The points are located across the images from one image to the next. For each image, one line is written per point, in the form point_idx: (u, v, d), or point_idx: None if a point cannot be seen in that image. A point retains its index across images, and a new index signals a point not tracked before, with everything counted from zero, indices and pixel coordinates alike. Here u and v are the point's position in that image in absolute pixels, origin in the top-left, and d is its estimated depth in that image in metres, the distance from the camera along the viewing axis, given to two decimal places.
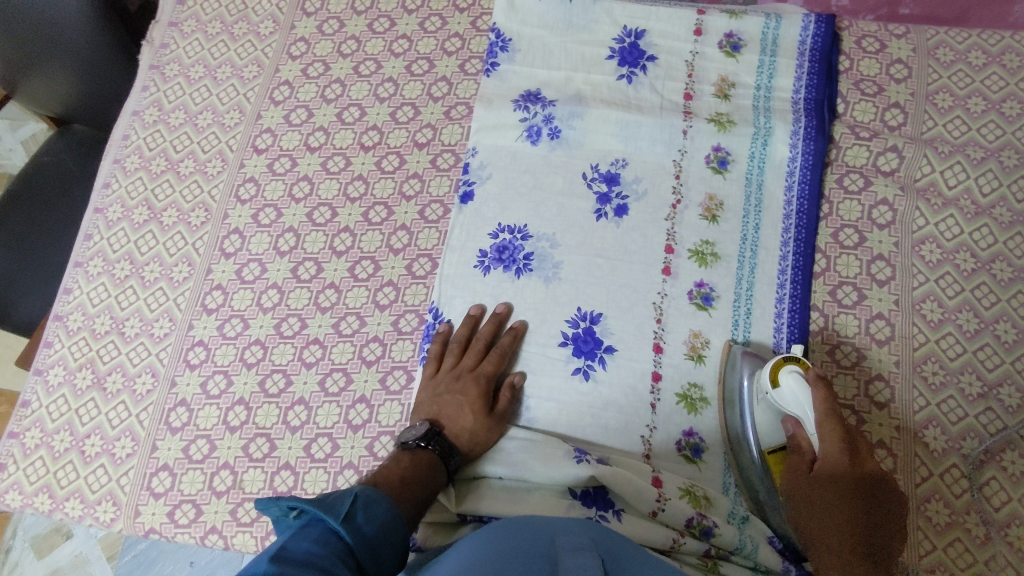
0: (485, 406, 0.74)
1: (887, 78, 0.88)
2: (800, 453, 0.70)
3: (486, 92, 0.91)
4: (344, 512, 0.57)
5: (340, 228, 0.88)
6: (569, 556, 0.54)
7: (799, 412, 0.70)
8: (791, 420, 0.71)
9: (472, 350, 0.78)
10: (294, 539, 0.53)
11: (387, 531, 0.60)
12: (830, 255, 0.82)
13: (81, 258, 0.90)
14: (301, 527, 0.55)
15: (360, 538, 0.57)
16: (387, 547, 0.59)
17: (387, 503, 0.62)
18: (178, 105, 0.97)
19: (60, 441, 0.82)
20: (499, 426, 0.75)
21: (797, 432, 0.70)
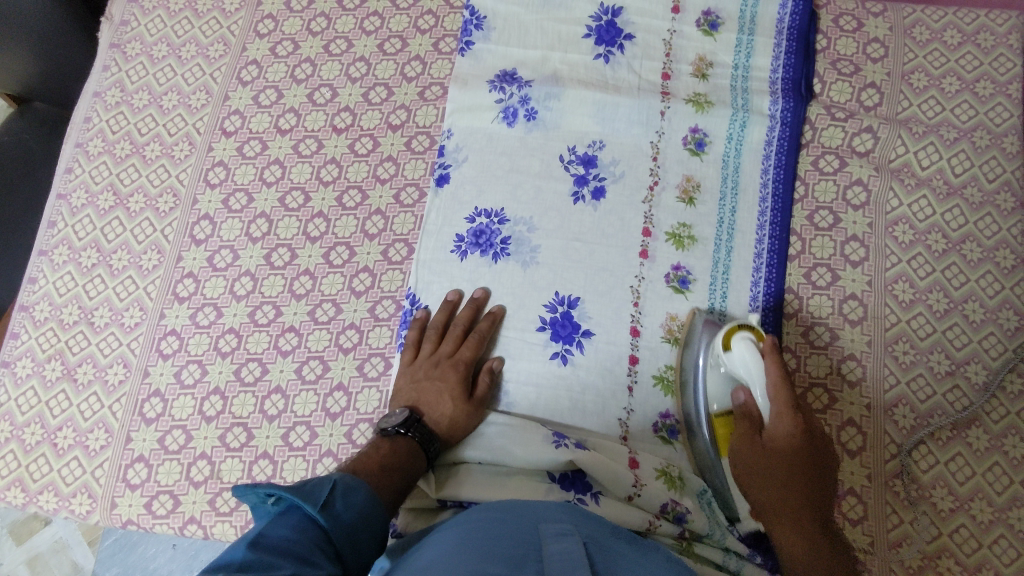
0: (463, 392, 0.74)
1: (863, 57, 0.88)
2: (751, 419, 0.71)
3: (460, 72, 0.89)
4: (322, 499, 0.57)
5: (314, 213, 0.86)
6: (553, 540, 0.55)
7: (745, 371, 0.70)
8: (742, 389, 0.72)
9: (450, 337, 0.77)
10: (271, 526, 0.53)
11: (366, 518, 0.59)
12: (806, 237, 0.82)
13: (46, 246, 0.87)
14: (279, 514, 0.55)
15: (338, 525, 0.57)
16: (365, 533, 0.58)
17: (367, 489, 0.61)
18: (141, 85, 0.93)
19: (31, 434, 0.80)
20: (477, 413, 0.75)
21: (749, 401, 0.71)
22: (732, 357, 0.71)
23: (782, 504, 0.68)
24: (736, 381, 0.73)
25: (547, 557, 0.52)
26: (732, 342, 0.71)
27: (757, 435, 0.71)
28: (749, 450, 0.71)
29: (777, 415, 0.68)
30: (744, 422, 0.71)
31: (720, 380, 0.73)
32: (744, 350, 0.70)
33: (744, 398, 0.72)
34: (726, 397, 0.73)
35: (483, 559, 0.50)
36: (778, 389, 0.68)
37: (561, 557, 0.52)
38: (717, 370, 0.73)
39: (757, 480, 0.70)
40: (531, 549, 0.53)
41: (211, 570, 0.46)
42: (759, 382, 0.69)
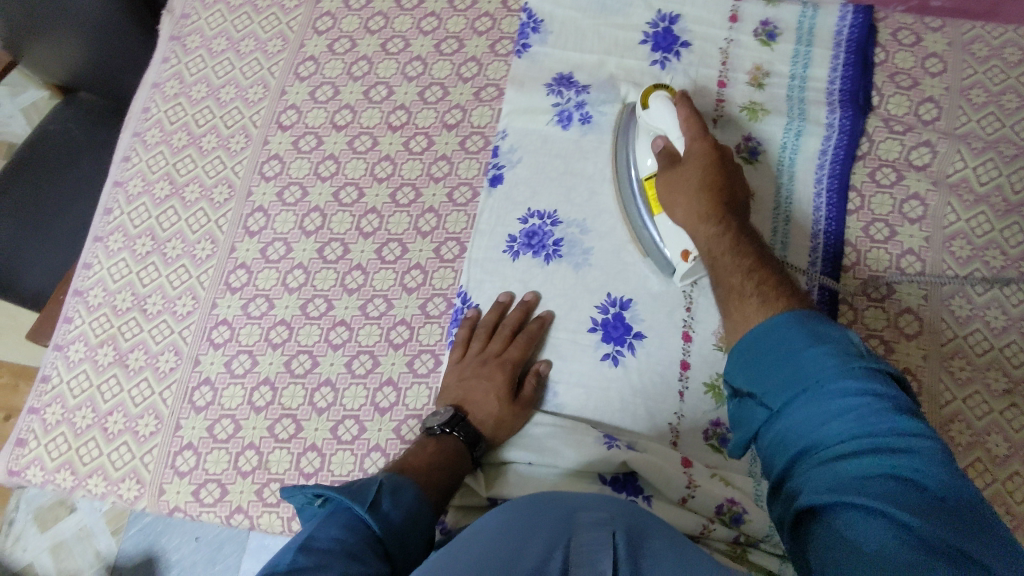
0: (509, 392, 0.74)
1: (922, 72, 0.88)
2: (672, 158, 0.73)
3: (516, 74, 0.90)
4: (368, 500, 0.57)
5: (367, 209, 0.86)
6: (586, 531, 0.50)
7: (664, 126, 0.74)
8: (660, 137, 0.74)
9: (499, 337, 0.77)
10: (322, 526, 0.53)
11: (414, 517, 0.59)
12: (861, 249, 0.82)
13: (101, 233, 0.88)
14: (328, 514, 0.55)
15: (388, 525, 0.57)
16: (415, 532, 0.59)
17: (415, 489, 0.62)
18: (200, 78, 0.95)
19: (82, 417, 0.81)
20: (520, 413, 0.74)
21: (667, 146, 0.74)
22: (652, 112, 0.75)
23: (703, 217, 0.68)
24: (654, 135, 0.76)
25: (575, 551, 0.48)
26: (648, 102, 0.76)
27: (678, 163, 0.72)
28: (664, 186, 0.72)
29: (690, 139, 0.71)
30: (666, 160, 0.73)
31: (645, 142, 0.77)
32: (660, 105, 0.74)
33: (663, 143, 0.74)
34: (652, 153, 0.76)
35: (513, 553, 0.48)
36: (690, 120, 0.71)
37: (590, 546, 0.49)
38: (643, 139, 0.78)
39: (682, 187, 0.70)
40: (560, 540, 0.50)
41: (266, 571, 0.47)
42: (676, 125, 0.72)
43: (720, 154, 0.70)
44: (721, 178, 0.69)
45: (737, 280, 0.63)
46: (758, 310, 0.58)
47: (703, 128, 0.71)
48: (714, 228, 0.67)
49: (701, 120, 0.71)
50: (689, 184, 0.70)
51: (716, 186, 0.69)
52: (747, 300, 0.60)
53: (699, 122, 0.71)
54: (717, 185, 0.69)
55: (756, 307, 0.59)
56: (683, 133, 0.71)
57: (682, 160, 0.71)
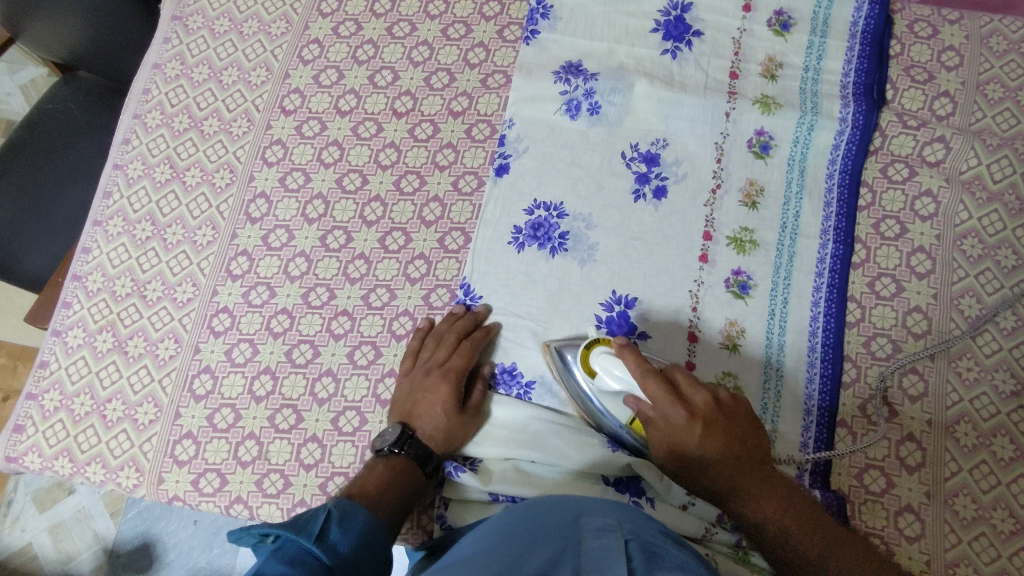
0: (455, 402, 0.72)
1: (938, 65, 0.86)
2: (654, 424, 0.65)
3: (524, 61, 0.88)
4: (316, 530, 0.55)
5: (371, 197, 0.85)
6: (592, 536, 0.51)
7: (625, 386, 0.67)
8: (631, 398, 0.67)
9: (443, 345, 0.75)
10: (270, 563, 0.50)
11: (364, 543, 0.58)
12: (871, 246, 0.81)
13: (100, 217, 0.87)
14: (275, 550, 0.52)
15: (338, 555, 0.55)
16: (367, 558, 0.57)
17: (364, 514, 0.60)
18: (202, 59, 0.93)
19: (81, 404, 0.80)
20: (466, 424, 0.72)
21: (643, 410, 0.66)
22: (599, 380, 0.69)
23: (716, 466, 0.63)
24: (623, 394, 0.68)
25: (584, 554, 0.48)
26: (593, 368, 0.69)
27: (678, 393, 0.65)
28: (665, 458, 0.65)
29: (670, 402, 0.64)
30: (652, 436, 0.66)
31: (615, 403, 0.70)
32: (606, 361, 0.68)
33: (634, 404, 0.67)
34: (627, 409, 0.69)
35: (518, 558, 0.48)
36: (650, 382, 0.64)
37: (600, 547, 0.49)
38: (609, 397, 0.70)
39: (689, 464, 0.64)
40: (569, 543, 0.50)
41: None
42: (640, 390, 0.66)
43: (706, 417, 0.64)
44: (725, 437, 0.63)
45: (803, 553, 0.59)
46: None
47: (681, 411, 0.63)
48: (764, 501, 0.62)
49: (665, 389, 0.64)
50: (698, 469, 0.64)
51: (729, 442, 0.63)
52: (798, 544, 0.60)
53: (663, 382, 0.65)
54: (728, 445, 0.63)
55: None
56: (648, 392, 0.65)
57: (673, 442, 0.64)
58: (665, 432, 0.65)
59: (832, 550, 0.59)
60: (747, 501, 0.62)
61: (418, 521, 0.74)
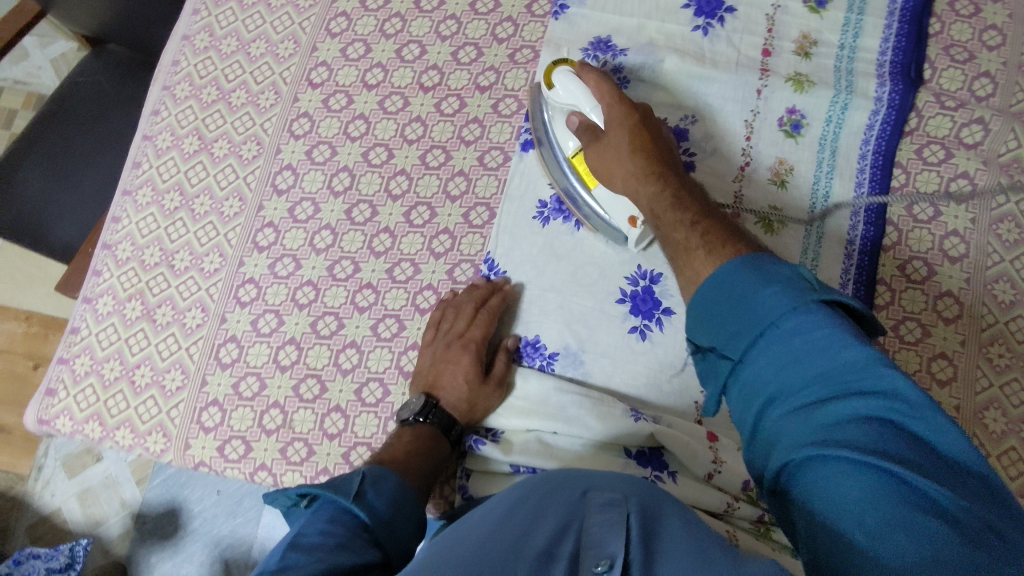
0: (476, 373, 0.73)
1: (979, 44, 0.84)
2: (591, 129, 0.72)
3: (553, 36, 0.87)
4: (352, 491, 0.56)
5: (396, 170, 0.85)
6: (596, 512, 0.50)
7: (574, 103, 0.74)
8: (575, 116, 0.74)
9: (462, 315, 0.75)
10: (308, 524, 0.52)
11: (399, 503, 0.59)
12: (903, 229, 0.79)
13: (130, 186, 0.88)
14: (313, 511, 0.54)
15: (375, 514, 0.56)
16: (403, 520, 0.58)
17: (396, 477, 0.61)
18: (230, 31, 0.93)
19: (110, 370, 0.81)
20: (490, 394, 0.73)
21: (583, 122, 0.73)
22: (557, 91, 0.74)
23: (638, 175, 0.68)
24: (572, 111, 0.75)
25: (587, 533, 0.48)
26: (553, 81, 0.75)
27: (600, 135, 0.71)
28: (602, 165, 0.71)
29: (609, 118, 0.71)
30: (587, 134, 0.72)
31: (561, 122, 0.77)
32: (564, 77, 0.74)
33: (579, 119, 0.73)
34: (573, 135, 0.75)
35: (519, 538, 0.48)
36: (605, 99, 0.72)
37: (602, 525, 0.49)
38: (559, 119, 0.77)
39: (611, 160, 0.70)
40: (572, 522, 0.50)
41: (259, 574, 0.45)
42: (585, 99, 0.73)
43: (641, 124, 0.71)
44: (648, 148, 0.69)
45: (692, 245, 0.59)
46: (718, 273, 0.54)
47: (628, 113, 0.71)
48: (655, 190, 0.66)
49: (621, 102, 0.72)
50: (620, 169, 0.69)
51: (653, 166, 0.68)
52: (682, 231, 0.61)
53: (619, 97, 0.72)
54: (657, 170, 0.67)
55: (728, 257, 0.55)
56: (597, 103, 0.72)
57: (603, 136, 0.71)
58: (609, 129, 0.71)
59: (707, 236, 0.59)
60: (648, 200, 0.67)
61: (439, 492, 0.75)
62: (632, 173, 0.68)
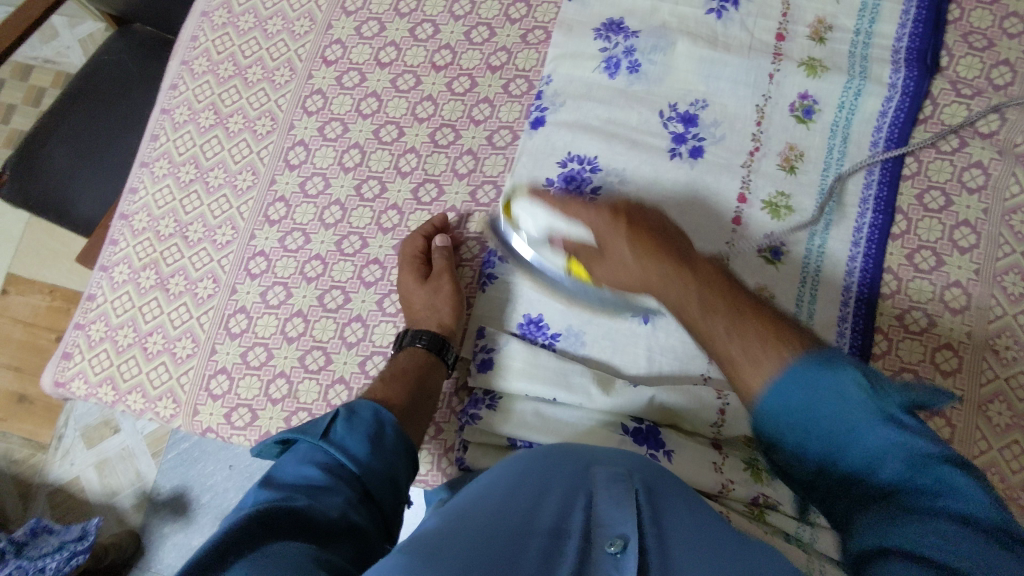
0: (415, 276, 0.78)
1: (999, 32, 0.83)
2: (586, 246, 0.68)
3: (566, 17, 0.88)
4: (324, 428, 0.57)
5: (406, 148, 0.86)
6: (604, 488, 0.51)
7: (543, 228, 0.71)
8: (557, 236, 0.71)
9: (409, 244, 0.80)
10: (283, 467, 0.54)
11: (375, 437, 0.58)
12: (913, 218, 0.78)
13: (148, 158, 0.90)
14: (292, 454, 0.56)
15: (349, 446, 0.56)
16: (381, 452, 0.58)
17: (371, 408, 0.61)
18: (248, 8, 0.94)
19: (124, 336, 0.83)
20: (437, 287, 0.77)
21: (565, 240, 0.70)
22: (520, 217, 0.73)
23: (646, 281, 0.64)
24: (547, 232, 0.71)
25: (596, 509, 0.49)
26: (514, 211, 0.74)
27: (591, 249, 0.68)
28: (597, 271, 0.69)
29: (596, 230, 0.67)
30: (585, 256, 0.69)
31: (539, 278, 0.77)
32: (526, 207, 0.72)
33: (562, 239, 0.70)
34: (558, 252, 0.72)
35: (525, 513, 0.48)
36: (574, 212, 0.68)
37: (609, 503, 0.49)
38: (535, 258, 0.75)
39: (623, 272, 0.66)
40: (577, 496, 0.50)
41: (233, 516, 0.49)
42: (560, 220, 0.70)
43: (623, 215, 0.67)
44: (614, 222, 0.66)
45: (718, 331, 0.56)
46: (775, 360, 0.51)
47: (613, 218, 0.66)
48: (668, 269, 0.62)
49: (600, 214, 0.67)
50: (620, 262, 0.66)
51: (654, 243, 0.64)
52: (719, 343, 0.56)
53: (601, 209, 0.68)
54: (657, 237, 0.65)
55: (750, 338, 0.53)
56: (574, 212, 0.68)
57: (603, 250, 0.67)
58: (602, 265, 0.68)
59: (706, 290, 0.60)
60: (646, 248, 0.64)
61: (438, 464, 0.76)
62: (643, 281, 0.65)
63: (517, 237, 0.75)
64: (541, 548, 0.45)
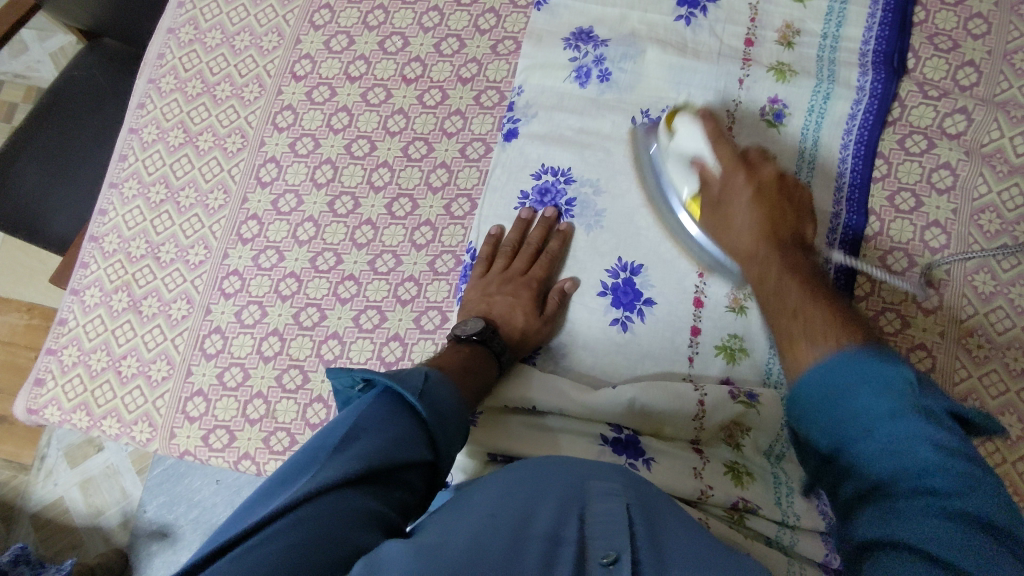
0: (535, 308, 0.75)
1: (963, 33, 0.83)
2: (707, 182, 0.68)
3: (535, 27, 0.87)
4: (417, 388, 0.55)
5: (378, 162, 0.86)
6: (599, 501, 0.51)
7: (696, 149, 0.69)
8: (699, 164, 0.69)
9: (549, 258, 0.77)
10: (368, 412, 0.52)
11: (455, 410, 0.57)
12: (884, 219, 0.79)
13: (117, 179, 0.89)
14: (373, 398, 0.53)
15: (434, 413, 0.55)
16: (454, 426, 0.56)
17: (452, 388, 0.59)
18: (215, 24, 0.94)
19: (97, 360, 0.83)
20: (539, 325, 0.75)
21: (703, 170, 0.68)
22: (677, 137, 0.71)
23: (749, 237, 0.62)
24: (690, 159, 0.70)
25: (591, 520, 0.49)
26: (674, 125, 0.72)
27: (717, 204, 0.66)
28: (709, 217, 0.68)
29: (728, 165, 0.66)
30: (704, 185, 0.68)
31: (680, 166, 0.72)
32: (687, 124, 0.70)
33: (701, 167, 0.69)
34: (691, 178, 0.71)
35: (521, 519, 0.48)
36: (722, 142, 0.67)
37: (603, 519, 0.49)
38: (677, 163, 0.72)
39: (725, 225, 0.65)
40: (571, 507, 0.50)
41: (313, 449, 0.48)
42: (708, 155, 0.68)
43: (744, 159, 0.66)
44: (765, 196, 0.63)
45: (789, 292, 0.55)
46: (815, 345, 0.47)
47: (733, 168, 0.66)
48: (755, 266, 0.61)
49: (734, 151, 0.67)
50: (732, 185, 0.65)
51: (775, 204, 0.63)
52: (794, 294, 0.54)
53: (732, 152, 0.67)
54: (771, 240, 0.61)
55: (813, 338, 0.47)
56: (716, 150, 0.67)
57: (723, 200, 0.66)
58: (711, 225, 0.68)
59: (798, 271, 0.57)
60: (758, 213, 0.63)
61: None
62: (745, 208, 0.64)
63: (665, 151, 0.74)
64: (541, 553, 0.44)
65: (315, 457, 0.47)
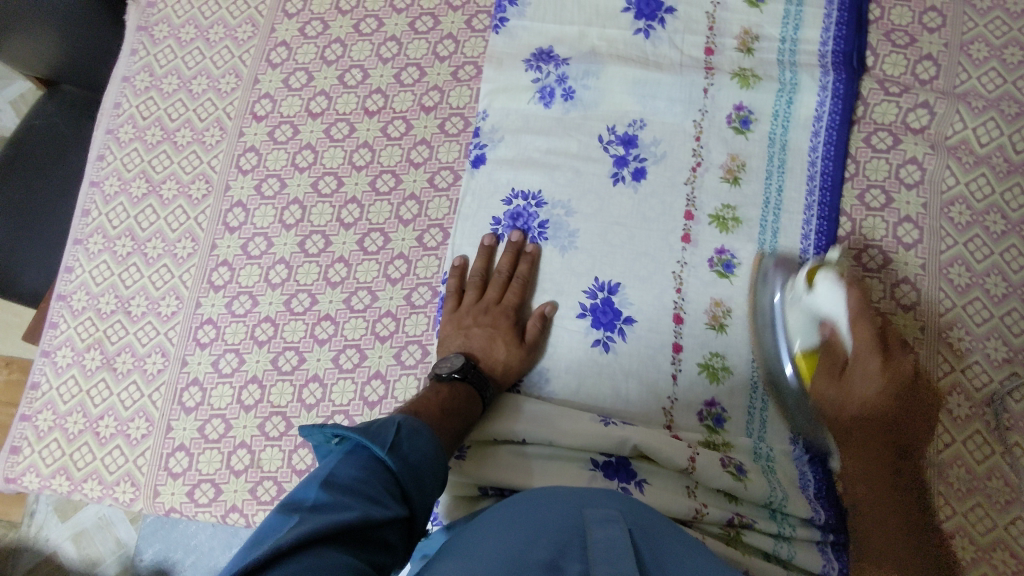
0: (515, 336, 0.74)
1: (918, 28, 0.84)
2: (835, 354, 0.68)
3: (495, 51, 0.87)
4: (389, 441, 0.54)
5: (347, 199, 0.85)
6: (598, 527, 0.50)
7: (833, 312, 0.68)
8: (828, 324, 0.69)
9: (522, 283, 0.77)
10: (338, 467, 0.51)
11: (432, 462, 0.56)
12: (856, 219, 0.78)
13: (81, 235, 0.87)
14: (344, 454, 0.53)
15: (406, 467, 0.54)
16: (432, 477, 0.56)
17: (430, 434, 0.58)
18: (170, 69, 0.92)
19: (74, 423, 0.81)
20: (520, 352, 0.74)
21: (834, 337, 0.69)
22: (816, 294, 0.68)
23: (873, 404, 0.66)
24: (819, 318, 0.69)
25: (591, 546, 0.48)
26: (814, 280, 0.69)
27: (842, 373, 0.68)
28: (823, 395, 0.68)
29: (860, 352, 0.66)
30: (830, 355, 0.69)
31: (802, 318, 0.70)
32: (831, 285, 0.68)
33: (831, 331, 0.69)
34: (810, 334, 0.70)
35: (519, 547, 0.48)
36: (860, 323, 0.66)
37: (604, 545, 0.48)
38: (798, 313, 0.70)
39: (837, 405, 0.67)
40: (571, 537, 0.49)
41: (284, 509, 0.47)
42: (842, 315, 0.67)
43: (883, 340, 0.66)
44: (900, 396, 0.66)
45: None
46: None
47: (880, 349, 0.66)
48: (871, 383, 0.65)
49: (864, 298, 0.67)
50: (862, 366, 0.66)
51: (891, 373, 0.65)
52: None
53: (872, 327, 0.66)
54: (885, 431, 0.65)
55: None
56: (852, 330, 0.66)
57: (847, 372, 0.67)
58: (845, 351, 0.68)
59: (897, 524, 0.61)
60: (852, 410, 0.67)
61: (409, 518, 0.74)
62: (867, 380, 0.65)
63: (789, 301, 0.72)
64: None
65: (292, 511, 0.46)
